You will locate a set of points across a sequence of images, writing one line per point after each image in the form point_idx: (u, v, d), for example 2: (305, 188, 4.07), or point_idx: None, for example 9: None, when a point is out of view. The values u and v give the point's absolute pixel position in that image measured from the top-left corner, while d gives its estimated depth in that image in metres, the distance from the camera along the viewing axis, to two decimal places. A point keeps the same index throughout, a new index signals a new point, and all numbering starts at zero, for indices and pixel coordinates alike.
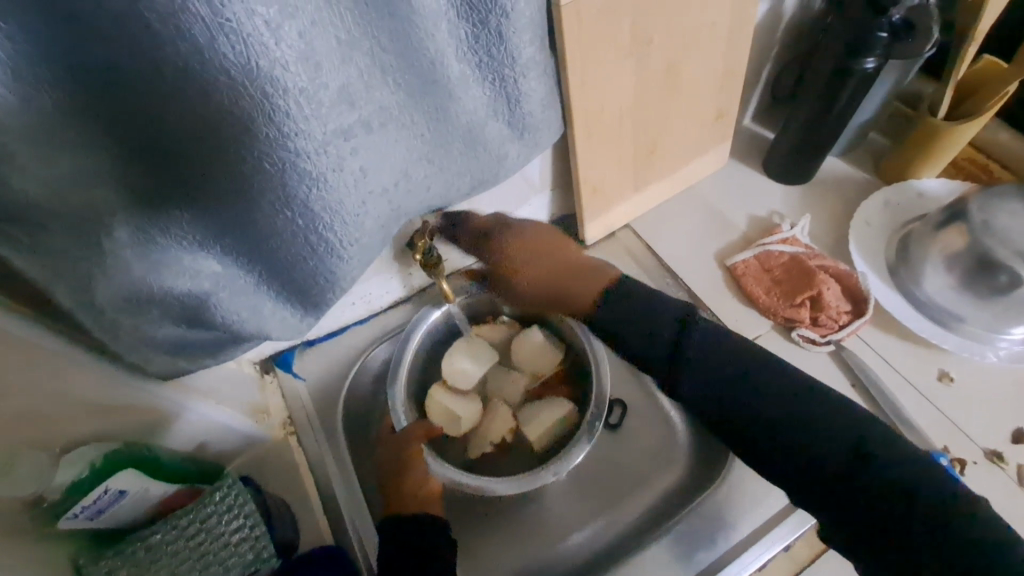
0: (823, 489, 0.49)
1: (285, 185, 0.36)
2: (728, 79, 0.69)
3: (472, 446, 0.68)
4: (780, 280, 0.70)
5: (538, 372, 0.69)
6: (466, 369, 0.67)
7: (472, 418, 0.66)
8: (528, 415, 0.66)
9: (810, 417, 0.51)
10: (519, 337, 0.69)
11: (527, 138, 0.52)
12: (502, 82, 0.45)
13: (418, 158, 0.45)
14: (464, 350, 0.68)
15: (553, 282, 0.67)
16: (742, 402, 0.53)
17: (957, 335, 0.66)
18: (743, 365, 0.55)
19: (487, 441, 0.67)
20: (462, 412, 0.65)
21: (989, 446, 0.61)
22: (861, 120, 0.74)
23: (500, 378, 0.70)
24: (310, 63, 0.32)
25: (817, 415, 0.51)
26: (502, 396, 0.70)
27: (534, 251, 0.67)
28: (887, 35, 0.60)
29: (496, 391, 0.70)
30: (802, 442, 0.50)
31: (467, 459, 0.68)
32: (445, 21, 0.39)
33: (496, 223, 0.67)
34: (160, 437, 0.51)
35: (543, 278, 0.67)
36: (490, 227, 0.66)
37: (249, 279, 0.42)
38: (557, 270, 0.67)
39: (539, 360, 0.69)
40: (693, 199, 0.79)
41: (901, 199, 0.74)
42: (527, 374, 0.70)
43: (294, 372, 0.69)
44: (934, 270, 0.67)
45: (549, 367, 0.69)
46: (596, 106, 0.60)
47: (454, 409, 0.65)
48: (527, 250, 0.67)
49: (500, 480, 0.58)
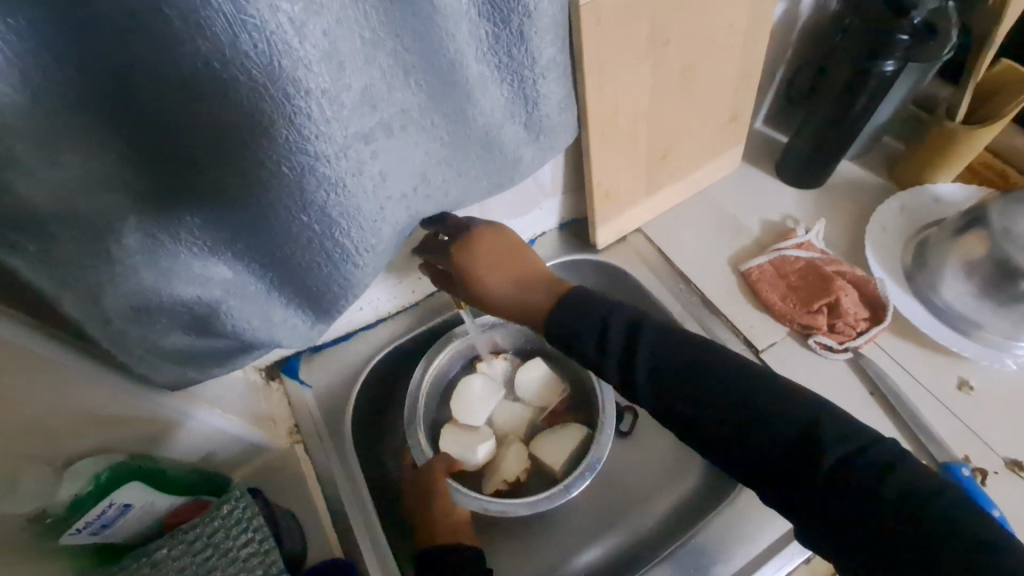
0: (804, 494, 0.42)
1: (303, 190, 0.34)
2: (744, 80, 0.68)
3: (487, 481, 0.67)
4: (796, 286, 0.69)
5: (544, 405, 0.71)
6: (478, 403, 0.69)
7: (487, 451, 0.67)
8: (540, 443, 0.68)
9: (773, 406, 0.44)
10: (523, 372, 0.71)
11: (543, 142, 0.51)
12: (521, 83, 0.44)
13: (437, 162, 0.44)
14: (476, 384, 0.70)
15: (514, 289, 0.56)
16: (712, 402, 0.46)
17: (976, 343, 0.65)
18: (696, 359, 0.48)
19: (501, 478, 0.67)
20: (479, 444, 0.66)
21: (1010, 456, 0.60)
22: (876, 124, 0.73)
23: (508, 412, 0.71)
24: (334, 63, 0.31)
25: (778, 399, 0.45)
26: (511, 430, 0.71)
27: (496, 252, 0.56)
28: (908, 38, 0.58)
29: (505, 425, 0.71)
30: (772, 434, 0.44)
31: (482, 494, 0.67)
32: (467, 21, 0.37)
33: (465, 225, 0.57)
34: (160, 447, 0.49)
35: (502, 283, 0.56)
36: (456, 227, 0.57)
37: (260, 286, 0.41)
38: (517, 275, 0.56)
39: (544, 390, 0.71)
40: (705, 204, 0.78)
41: (916, 205, 0.73)
42: (533, 405, 0.72)
43: (299, 379, 0.68)
44: (952, 277, 0.66)
45: (555, 394, 0.71)
46: (611, 109, 0.59)
47: (471, 442, 0.66)
48: (487, 250, 0.56)
49: (527, 500, 0.60)
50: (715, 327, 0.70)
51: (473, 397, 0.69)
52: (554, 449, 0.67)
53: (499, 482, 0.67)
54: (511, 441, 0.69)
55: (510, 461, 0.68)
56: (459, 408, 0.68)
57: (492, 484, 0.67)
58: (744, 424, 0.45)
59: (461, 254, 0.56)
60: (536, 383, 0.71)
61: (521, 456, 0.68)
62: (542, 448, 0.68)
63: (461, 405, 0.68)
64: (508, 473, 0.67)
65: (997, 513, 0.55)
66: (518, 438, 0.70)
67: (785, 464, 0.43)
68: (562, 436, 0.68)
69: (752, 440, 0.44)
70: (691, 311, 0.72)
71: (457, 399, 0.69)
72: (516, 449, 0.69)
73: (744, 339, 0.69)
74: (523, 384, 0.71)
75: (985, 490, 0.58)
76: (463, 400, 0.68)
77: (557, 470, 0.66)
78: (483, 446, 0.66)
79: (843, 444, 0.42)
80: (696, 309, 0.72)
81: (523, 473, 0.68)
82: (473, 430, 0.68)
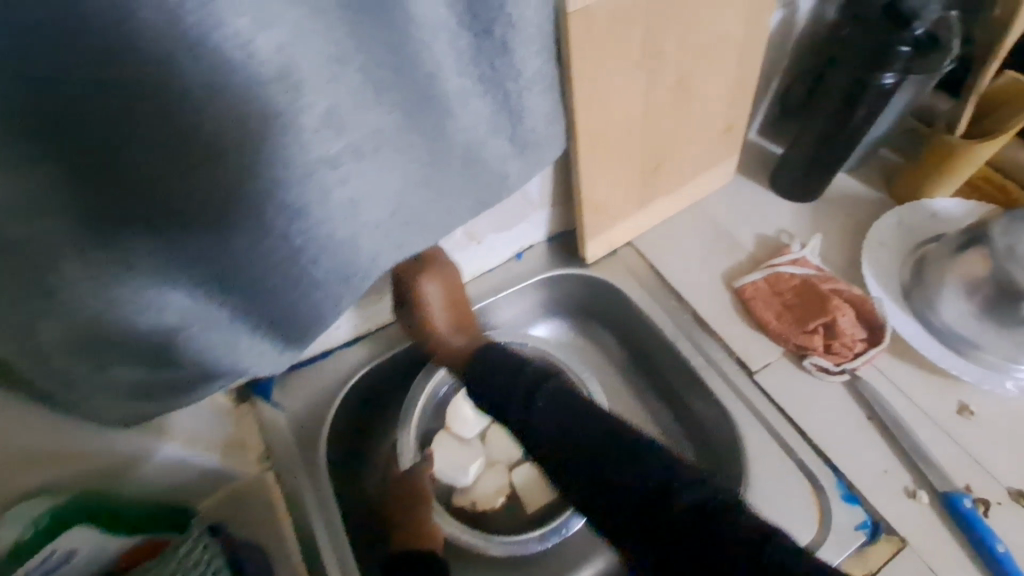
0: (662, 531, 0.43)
1: (266, 217, 0.33)
2: (740, 91, 0.66)
3: (457, 496, 0.67)
4: (791, 303, 0.66)
5: None
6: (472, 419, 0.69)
7: (475, 472, 0.67)
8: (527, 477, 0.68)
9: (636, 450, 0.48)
10: None
11: (529, 156, 0.48)
12: (505, 96, 0.41)
13: (418, 185, 0.41)
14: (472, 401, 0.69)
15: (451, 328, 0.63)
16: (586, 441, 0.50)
17: (975, 365, 0.61)
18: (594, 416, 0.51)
19: (469, 499, 0.67)
20: (470, 464, 0.66)
21: (1015, 486, 0.56)
22: (874, 135, 0.71)
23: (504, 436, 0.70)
24: (293, 83, 0.29)
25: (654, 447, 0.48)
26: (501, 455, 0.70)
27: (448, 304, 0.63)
28: (909, 49, 0.57)
29: (495, 446, 0.70)
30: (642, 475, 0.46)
31: (444, 504, 0.67)
32: (446, 32, 0.34)
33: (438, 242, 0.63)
34: (137, 469, 0.48)
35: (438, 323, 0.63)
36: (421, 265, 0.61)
37: (224, 311, 0.38)
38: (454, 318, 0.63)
39: None
40: (699, 216, 0.76)
41: (914, 220, 0.71)
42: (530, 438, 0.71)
43: (271, 401, 0.62)
44: (952, 296, 0.63)
45: None
46: (602, 120, 0.56)
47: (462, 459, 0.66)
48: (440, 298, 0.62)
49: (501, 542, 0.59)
50: (708, 346, 0.67)
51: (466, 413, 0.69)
52: (535, 490, 0.68)
53: (467, 502, 0.67)
54: (497, 468, 0.69)
55: (488, 492, 0.67)
56: (454, 419, 0.68)
57: (460, 502, 0.67)
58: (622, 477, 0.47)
59: (422, 280, 0.61)
60: None
61: (499, 484, 0.68)
62: (524, 485, 0.68)
63: (457, 416, 0.68)
64: (483, 500, 0.67)
65: (1000, 548, 0.52)
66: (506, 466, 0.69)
67: (640, 507, 0.45)
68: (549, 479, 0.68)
69: (627, 468, 0.47)
70: (683, 329, 0.69)
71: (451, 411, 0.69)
72: (498, 478, 0.68)
73: (737, 359, 0.66)
74: None
75: (988, 523, 0.54)
76: (460, 411, 0.68)
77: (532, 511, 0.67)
78: (472, 465, 0.66)
79: (695, 492, 0.44)
80: (689, 327, 0.69)
81: (495, 507, 0.67)
82: (457, 448, 0.67)
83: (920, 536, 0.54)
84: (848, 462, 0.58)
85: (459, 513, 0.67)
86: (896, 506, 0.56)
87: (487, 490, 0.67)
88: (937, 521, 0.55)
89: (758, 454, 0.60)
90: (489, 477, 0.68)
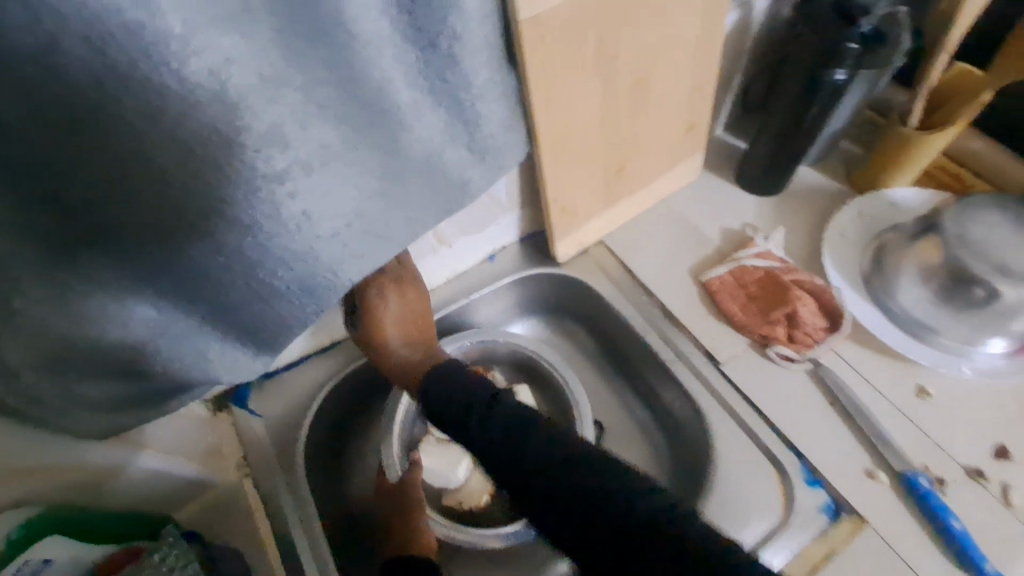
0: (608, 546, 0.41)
1: (219, 231, 0.34)
2: (699, 90, 0.67)
3: (446, 495, 0.68)
4: (755, 295, 0.68)
5: None
6: None
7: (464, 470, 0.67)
8: None
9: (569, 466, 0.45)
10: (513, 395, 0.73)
11: (489, 160, 0.49)
12: (457, 104, 0.42)
13: (376, 195, 0.41)
14: None
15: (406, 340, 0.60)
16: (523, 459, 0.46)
17: (933, 349, 0.64)
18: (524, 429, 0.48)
19: (458, 497, 0.68)
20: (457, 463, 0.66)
21: (971, 464, 0.58)
22: (832, 129, 0.73)
23: None
24: (231, 105, 0.30)
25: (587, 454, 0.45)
26: None
27: (410, 316, 0.61)
28: (857, 46, 0.59)
29: None
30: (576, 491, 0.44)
31: (435, 506, 0.68)
32: (390, 47, 0.36)
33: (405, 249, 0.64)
34: (119, 476, 0.50)
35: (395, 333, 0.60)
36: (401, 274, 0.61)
37: (192, 321, 0.39)
38: (408, 332, 0.61)
39: None
40: (667, 213, 0.78)
41: (874, 210, 0.73)
42: None
43: (249, 409, 0.63)
44: (908, 283, 0.65)
45: None
46: (563, 123, 0.58)
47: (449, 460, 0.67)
48: (402, 311, 0.61)
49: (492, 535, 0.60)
50: (676, 339, 0.69)
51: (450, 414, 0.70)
52: None
53: (455, 499, 0.68)
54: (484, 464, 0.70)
55: (475, 488, 0.68)
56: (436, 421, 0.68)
57: (449, 499, 0.68)
58: (553, 490, 0.44)
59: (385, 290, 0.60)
60: None
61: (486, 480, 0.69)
62: None
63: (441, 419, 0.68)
64: (470, 496, 0.68)
65: (954, 524, 0.54)
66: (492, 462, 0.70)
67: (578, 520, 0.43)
68: None
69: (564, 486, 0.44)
70: (653, 323, 0.71)
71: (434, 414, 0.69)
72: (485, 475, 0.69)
73: (705, 351, 0.67)
74: None
75: (944, 500, 0.56)
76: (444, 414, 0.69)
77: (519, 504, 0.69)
78: (460, 465, 0.67)
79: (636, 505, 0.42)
80: (658, 321, 0.71)
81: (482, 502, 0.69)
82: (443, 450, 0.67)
83: (878, 515, 0.56)
84: (811, 447, 0.60)
85: (449, 510, 0.68)
86: (857, 488, 0.58)
87: (475, 485, 0.68)
88: (897, 500, 0.57)
89: (725, 441, 0.62)
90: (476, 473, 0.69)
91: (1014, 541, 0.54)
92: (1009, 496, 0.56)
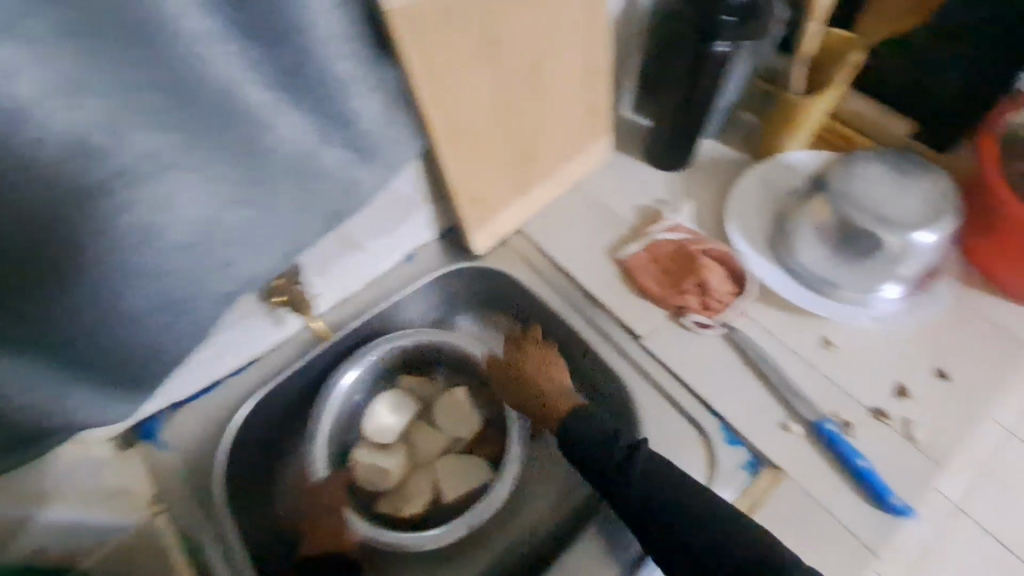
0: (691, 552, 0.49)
1: (61, 253, 0.34)
2: (595, 72, 0.68)
3: (382, 502, 0.67)
4: (667, 268, 0.70)
5: (459, 434, 0.71)
6: (388, 424, 0.70)
7: (396, 473, 0.68)
8: (447, 473, 0.68)
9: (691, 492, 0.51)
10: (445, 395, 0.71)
11: (374, 159, 0.48)
12: (324, 102, 0.41)
13: (238, 201, 0.41)
14: (384, 407, 0.70)
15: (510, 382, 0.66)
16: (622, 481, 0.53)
17: (836, 302, 0.67)
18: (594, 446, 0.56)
19: (395, 503, 0.67)
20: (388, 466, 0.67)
21: (875, 405, 0.61)
22: (727, 100, 0.76)
23: (423, 436, 0.71)
24: (45, 121, 0.30)
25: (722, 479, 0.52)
26: (424, 456, 0.70)
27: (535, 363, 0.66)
28: (734, 19, 0.61)
29: (416, 448, 0.70)
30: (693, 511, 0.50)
31: (373, 516, 0.67)
32: (229, 46, 0.35)
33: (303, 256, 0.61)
34: (18, 536, 0.47)
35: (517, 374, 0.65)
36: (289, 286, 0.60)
37: (53, 366, 0.39)
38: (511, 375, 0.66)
39: (460, 419, 0.71)
40: (582, 195, 0.78)
41: (774, 176, 0.76)
42: (450, 434, 0.71)
43: (158, 441, 0.61)
44: (808, 240, 0.68)
45: (471, 425, 0.70)
46: (456, 113, 0.56)
47: (379, 465, 0.67)
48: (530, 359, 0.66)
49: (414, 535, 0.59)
50: (599, 319, 0.69)
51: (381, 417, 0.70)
52: (456, 485, 0.67)
53: (392, 507, 0.67)
54: (420, 469, 0.69)
55: (412, 493, 0.67)
56: (368, 429, 0.69)
57: (385, 507, 0.67)
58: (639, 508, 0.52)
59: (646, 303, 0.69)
60: (456, 412, 0.71)
61: (422, 484, 0.68)
62: (445, 480, 0.67)
63: (373, 424, 0.69)
64: (406, 503, 0.67)
65: (861, 464, 0.57)
66: (429, 465, 0.69)
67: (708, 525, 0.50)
68: (471, 471, 0.67)
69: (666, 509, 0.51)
70: (575, 306, 0.71)
71: (365, 422, 0.69)
72: (421, 479, 0.68)
73: (626, 328, 0.68)
74: (439, 412, 0.71)
75: (852, 443, 0.59)
76: (374, 419, 0.69)
77: (455, 505, 0.67)
78: (391, 468, 0.67)
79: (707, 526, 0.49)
80: (579, 304, 0.71)
81: (421, 507, 0.67)
82: (375, 455, 0.68)
83: (793, 465, 0.58)
84: (729, 408, 0.62)
85: (386, 519, 0.67)
86: (773, 442, 0.60)
87: (412, 490, 0.67)
88: (811, 449, 0.59)
89: (652, 414, 0.63)
90: (412, 478, 0.68)
91: (916, 473, 0.58)
92: (910, 431, 0.60)
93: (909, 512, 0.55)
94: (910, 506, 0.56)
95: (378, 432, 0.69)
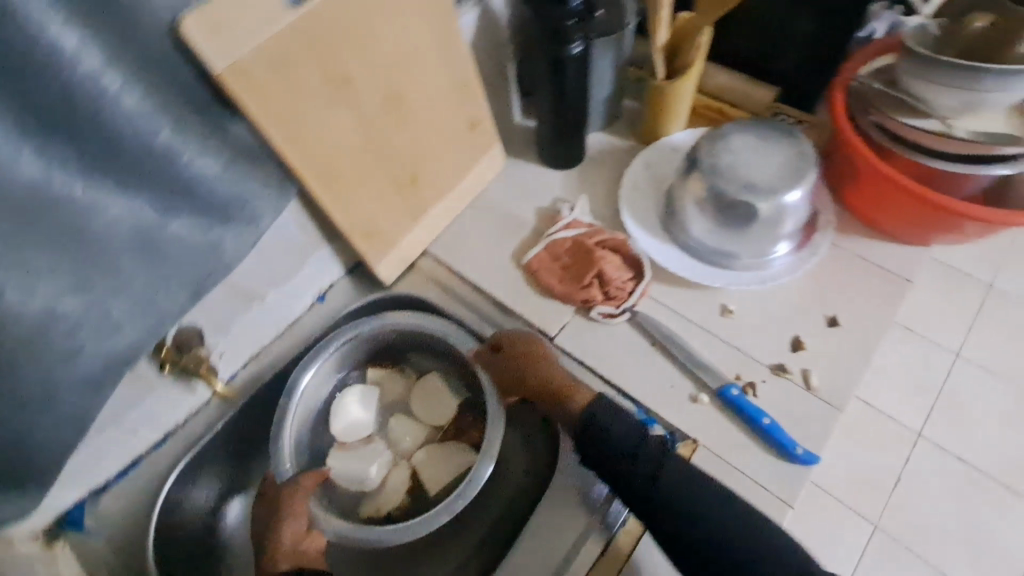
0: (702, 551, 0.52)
1: None
2: (463, 89, 0.70)
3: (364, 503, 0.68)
4: (568, 265, 0.72)
5: (436, 420, 0.72)
6: (359, 420, 0.71)
7: (377, 470, 0.69)
8: (426, 462, 0.69)
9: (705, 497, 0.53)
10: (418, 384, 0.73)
11: (223, 214, 0.52)
12: (151, 176, 0.45)
13: (90, 283, 0.44)
14: (354, 402, 0.71)
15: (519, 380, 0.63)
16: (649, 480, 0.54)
17: (732, 271, 0.70)
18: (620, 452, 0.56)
19: (378, 500, 0.68)
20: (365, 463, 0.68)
21: (774, 362, 0.65)
22: (602, 93, 0.78)
23: (399, 428, 0.72)
24: None
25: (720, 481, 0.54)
26: (401, 447, 0.72)
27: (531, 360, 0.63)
28: (577, 21, 0.64)
29: (394, 441, 0.72)
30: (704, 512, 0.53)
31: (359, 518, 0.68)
32: (32, 148, 0.38)
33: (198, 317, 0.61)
34: None
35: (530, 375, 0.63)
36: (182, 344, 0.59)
37: None
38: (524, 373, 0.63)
39: (435, 406, 0.72)
40: (482, 207, 0.79)
41: (659, 158, 0.79)
42: (428, 423, 0.73)
43: (85, 528, 0.61)
44: (694, 215, 0.70)
45: (447, 410, 0.72)
46: (322, 155, 0.57)
47: (354, 464, 0.68)
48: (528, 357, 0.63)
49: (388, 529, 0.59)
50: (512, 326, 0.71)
51: (354, 416, 0.71)
52: (437, 473, 0.68)
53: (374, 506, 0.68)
54: (399, 463, 0.70)
55: (393, 488, 0.69)
56: (340, 429, 0.70)
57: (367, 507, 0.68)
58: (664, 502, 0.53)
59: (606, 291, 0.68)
60: (430, 398, 0.72)
61: (401, 477, 0.69)
62: (425, 469, 0.69)
63: (343, 422, 0.71)
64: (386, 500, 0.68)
65: (767, 421, 0.60)
66: (408, 459, 0.71)
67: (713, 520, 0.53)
68: (452, 456, 0.68)
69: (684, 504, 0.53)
70: (488, 317, 0.73)
71: (337, 421, 0.71)
72: (400, 473, 0.69)
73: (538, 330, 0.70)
74: (415, 400, 0.72)
75: (755, 402, 0.62)
76: (345, 416, 0.71)
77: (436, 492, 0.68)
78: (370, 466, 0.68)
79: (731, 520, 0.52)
80: (492, 313, 0.73)
81: (402, 500, 0.68)
82: (350, 454, 0.69)
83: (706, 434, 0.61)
84: (641, 391, 0.64)
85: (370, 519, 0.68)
86: (685, 416, 0.62)
87: (391, 483, 0.69)
88: (722, 416, 0.62)
89: None
90: (392, 472, 0.70)
91: (818, 421, 0.61)
92: (809, 381, 0.63)
93: (814, 460, 0.58)
94: (814, 454, 0.59)
95: (351, 430, 0.71)
